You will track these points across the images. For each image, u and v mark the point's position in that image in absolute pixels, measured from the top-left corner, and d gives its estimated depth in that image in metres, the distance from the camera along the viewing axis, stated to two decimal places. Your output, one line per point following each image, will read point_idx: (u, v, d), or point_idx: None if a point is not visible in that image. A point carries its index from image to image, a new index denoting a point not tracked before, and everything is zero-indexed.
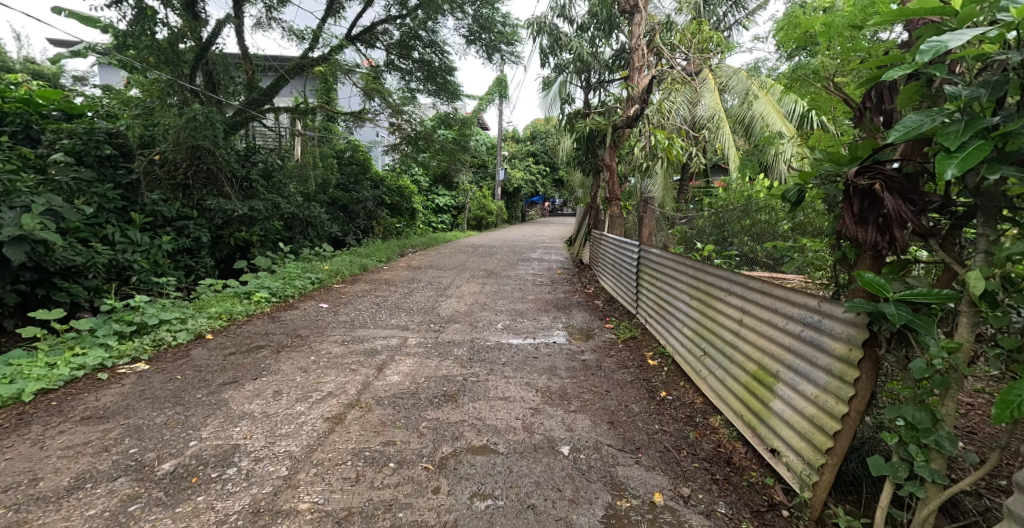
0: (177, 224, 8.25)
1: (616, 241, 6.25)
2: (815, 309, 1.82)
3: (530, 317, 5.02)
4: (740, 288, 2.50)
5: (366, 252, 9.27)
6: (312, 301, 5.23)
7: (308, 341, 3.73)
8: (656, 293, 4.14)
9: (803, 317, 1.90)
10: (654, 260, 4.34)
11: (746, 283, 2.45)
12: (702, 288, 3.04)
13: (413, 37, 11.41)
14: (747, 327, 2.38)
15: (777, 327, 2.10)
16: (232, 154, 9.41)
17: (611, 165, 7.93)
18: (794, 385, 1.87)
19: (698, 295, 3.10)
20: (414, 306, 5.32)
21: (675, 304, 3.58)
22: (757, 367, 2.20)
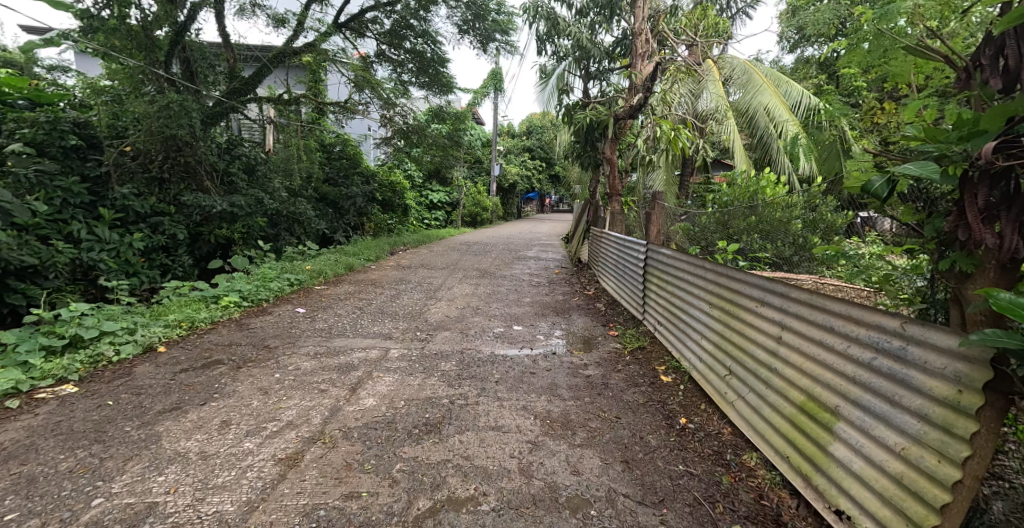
0: (151, 221, 7.78)
1: (618, 241, 5.86)
2: (892, 333, 1.48)
3: (526, 323, 4.62)
4: (774, 297, 2.13)
5: (354, 251, 8.83)
6: (289, 305, 4.81)
7: (277, 353, 3.31)
8: (667, 297, 3.74)
9: (873, 343, 1.56)
10: (663, 262, 3.94)
11: (783, 291, 2.07)
12: (726, 296, 2.66)
13: (405, 27, 10.92)
14: (786, 345, 2.00)
15: (831, 348, 1.74)
16: (212, 147, 8.95)
17: (612, 159, 7.54)
18: (866, 430, 1.53)
19: (721, 304, 2.72)
20: (401, 310, 4.91)
21: (690, 311, 3.20)
22: (803, 396, 1.84)
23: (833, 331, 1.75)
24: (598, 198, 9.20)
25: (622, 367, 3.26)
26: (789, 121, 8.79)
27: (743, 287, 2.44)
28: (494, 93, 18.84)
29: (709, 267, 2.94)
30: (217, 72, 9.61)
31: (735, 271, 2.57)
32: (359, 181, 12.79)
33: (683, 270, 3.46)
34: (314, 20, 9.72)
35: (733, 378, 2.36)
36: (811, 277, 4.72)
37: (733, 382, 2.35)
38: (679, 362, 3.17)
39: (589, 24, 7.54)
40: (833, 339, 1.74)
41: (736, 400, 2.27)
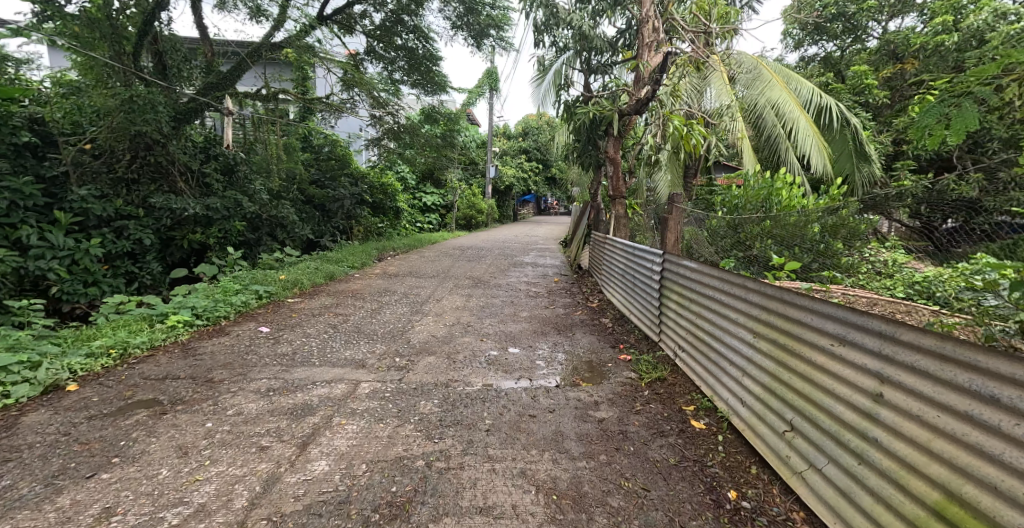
0: (116, 225, 7.15)
1: (625, 247, 5.28)
2: None
3: (523, 345, 4.03)
4: (874, 344, 1.66)
5: (338, 258, 8.23)
6: (251, 323, 4.19)
7: (220, 389, 2.71)
8: (688, 318, 3.23)
9: None
10: (683, 273, 3.40)
11: (892, 337, 1.60)
12: (776, 326, 2.18)
13: (397, 22, 10.38)
14: (897, 411, 1.55)
15: (999, 436, 1.30)
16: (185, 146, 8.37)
17: (616, 158, 7.03)
18: None
19: (768, 334, 2.24)
20: (380, 329, 4.32)
21: (716, 337, 2.73)
22: (942, 495, 1.39)
23: (998, 406, 1.31)
24: (599, 201, 8.66)
25: (643, 408, 2.68)
26: (800, 117, 8.18)
27: (806, 320, 1.99)
28: (489, 93, 18.33)
29: (748, 289, 2.45)
30: (193, 67, 9.02)
31: (790, 298, 2.11)
32: (347, 182, 12.17)
33: (706, 286, 2.97)
34: (296, 12, 9.16)
35: (795, 436, 1.92)
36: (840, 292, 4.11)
37: (796, 443, 1.90)
38: (703, 398, 2.69)
39: (591, 13, 6.93)
40: (1000, 420, 1.30)
41: (806, 469, 1.82)
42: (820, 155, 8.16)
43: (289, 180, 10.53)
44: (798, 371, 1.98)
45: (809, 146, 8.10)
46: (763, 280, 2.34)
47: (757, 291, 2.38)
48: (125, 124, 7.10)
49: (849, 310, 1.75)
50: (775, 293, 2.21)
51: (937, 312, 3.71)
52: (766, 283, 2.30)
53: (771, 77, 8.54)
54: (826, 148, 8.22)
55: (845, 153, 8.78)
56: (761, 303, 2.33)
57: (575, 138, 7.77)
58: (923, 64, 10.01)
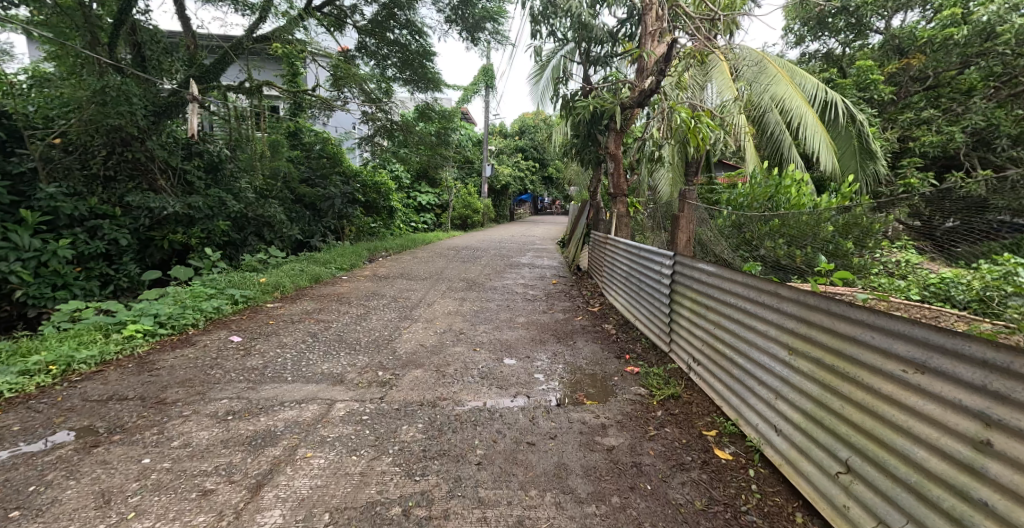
0: (89, 225, 6.76)
1: (629, 247, 4.92)
2: None
3: (521, 355, 3.69)
4: (973, 379, 1.41)
5: (325, 259, 7.86)
6: (221, 331, 3.82)
7: (169, 412, 2.33)
8: (701, 327, 2.92)
9: None
10: (695, 275, 3.08)
11: (1001, 373, 1.35)
12: (822, 345, 1.91)
13: (389, 17, 10.00)
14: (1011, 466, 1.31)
15: None
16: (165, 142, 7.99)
17: (616, 154, 6.71)
18: None
19: (809, 353, 1.97)
20: (363, 339, 3.95)
21: (736, 350, 2.45)
22: None
23: None
24: (598, 200, 8.34)
25: (657, 432, 2.35)
26: (808, 113, 7.83)
27: (865, 342, 1.72)
28: (484, 91, 17.97)
29: (782, 298, 2.17)
30: (175, 59, 8.51)
31: (840, 313, 1.83)
32: (338, 180, 11.78)
33: (725, 292, 2.67)
34: (283, 4, 8.79)
35: (854, 481, 1.67)
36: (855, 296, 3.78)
37: (855, 489, 1.65)
38: (725, 421, 2.40)
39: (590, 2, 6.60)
40: None
41: (872, 523, 1.58)
42: (829, 152, 7.82)
43: (277, 179, 10.15)
44: (856, 402, 1.72)
45: (819, 143, 7.76)
46: (803, 290, 2.06)
47: (793, 302, 2.09)
48: (97, 116, 6.74)
49: (937, 334, 1.48)
50: (819, 307, 1.93)
51: (967, 316, 3.43)
52: (808, 293, 2.02)
53: (775, 72, 8.23)
54: (834, 145, 7.89)
55: (850, 150, 8.45)
56: (800, 316, 2.04)
57: (574, 133, 7.43)
58: (929, 60, 9.72)
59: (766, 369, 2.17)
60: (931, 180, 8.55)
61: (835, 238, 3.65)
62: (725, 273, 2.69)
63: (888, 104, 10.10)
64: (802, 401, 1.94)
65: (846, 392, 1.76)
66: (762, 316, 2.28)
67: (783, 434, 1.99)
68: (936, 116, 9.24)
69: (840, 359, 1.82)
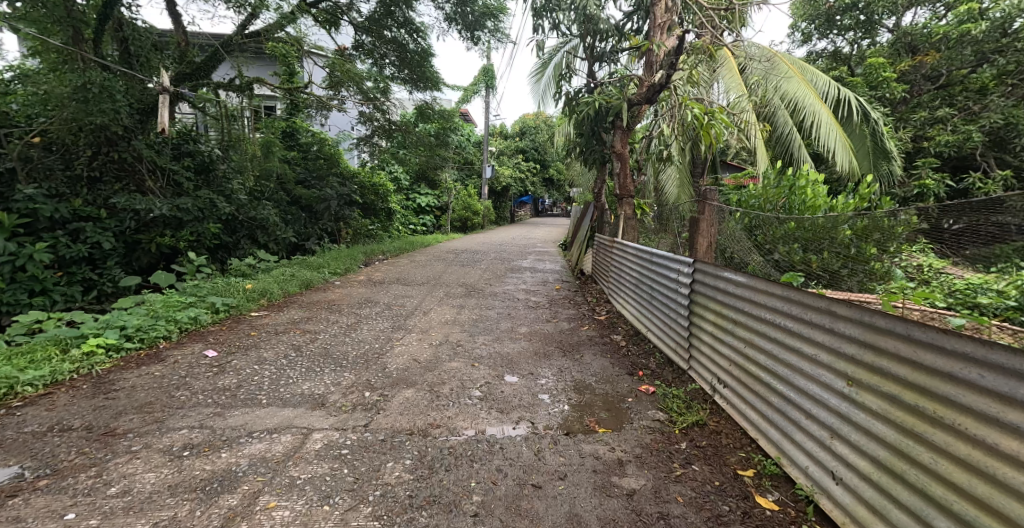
0: (71, 228, 6.43)
1: (638, 251, 4.59)
2: None
3: (524, 371, 3.37)
4: None
5: (317, 263, 7.53)
6: (196, 345, 3.49)
7: (114, 447, 2.00)
8: (728, 344, 2.60)
9: None
10: (720, 283, 2.75)
11: None
12: (898, 378, 1.59)
13: (386, 15, 9.69)
14: None
15: None
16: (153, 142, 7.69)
17: (621, 153, 6.42)
18: None
19: (881, 387, 1.65)
20: (351, 353, 3.62)
21: (777, 376, 2.13)
22: None
23: None
24: (603, 202, 8.02)
25: (684, 471, 2.07)
26: (821, 110, 7.48)
27: (964, 380, 1.40)
28: (484, 91, 17.68)
29: (840, 318, 1.84)
30: (164, 56, 8.16)
31: (925, 342, 1.51)
32: (335, 182, 11.42)
33: (760, 305, 2.35)
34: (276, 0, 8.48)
35: None
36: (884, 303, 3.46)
37: None
38: (766, 460, 2.09)
39: None
40: None
41: None
42: (845, 151, 7.42)
43: (273, 180, 9.86)
44: (956, 455, 1.40)
45: (834, 141, 7.38)
46: (868, 308, 1.74)
47: (856, 324, 1.77)
48: (79, 114, 6.43)
49: None
50: (894, 332, 1.61)
51: (1010, 328, 3.09)
52: (878, 313, 1.69)
53: (785, 69, 7.90)
54: (850, 143, 7.50)
55: (864, 150, 8.06)
56: (867, 342, 1.72)
57: (578, 132, 7.12)
58: (944, 57, 9.37)
59: (821, 402, 1.86)
60: (947, 181, 8.20)
61: (855, 243, 3.31)
62: (759, 284, 2.37)
63: (900, 103, 9.77)
64: (875, 446, 1.63)
65: (940, 441, 1.44)
66: (812, 338, 1.96)
67: (851, 486, 1.68)
68: (951, 115, 8.89)
69: (926, 398, 1.50)
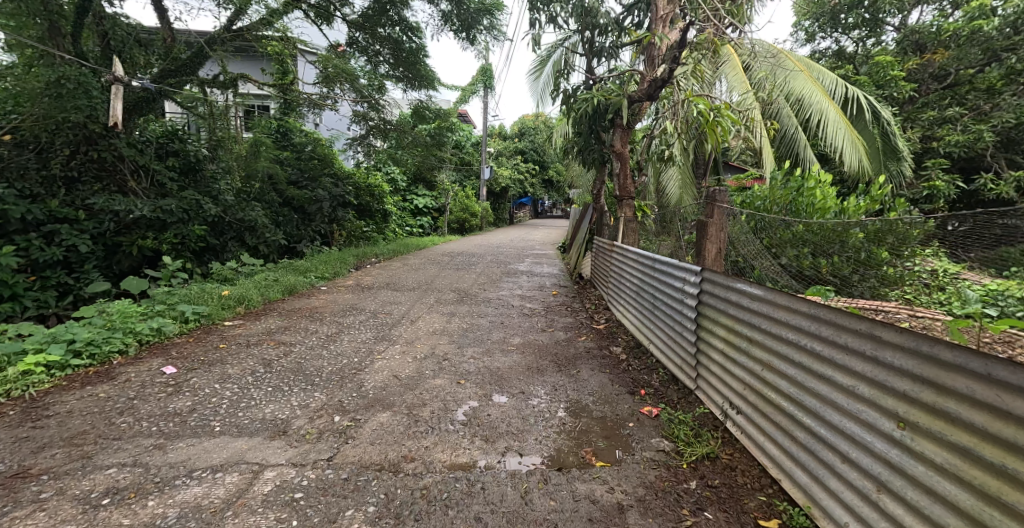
0: (45, 230, 6.00)
1: (639, 256, 4.28)
2: None
3: (514, 390, 3.06)
4: None
5: (304, 267, 7.22)
6: (155, 360, 3.18)
7: (19, 496, 1.77)
8: (739, 363, 2.31)
9: None
10: (729, 293, 2.46)
11: None
12: (973, 425, 1.32)
13: (380, 12, 9.38)
14: None
15: None
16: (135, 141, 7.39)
17: (621, 152, 6.15)
18: None
19: (946, 435, 1.38)
20: (326, 369, 3.30)
21: (804, 407, 1.85)
22: None
23: None
24: (602, 203, 7.72)
25: (696, 521, 1.81)
26: (829, 107, 7.15)
27: None
28: (483, 91, 17.41)
29: (887, 346, 1.57)
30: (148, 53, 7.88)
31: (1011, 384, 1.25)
32: (328, 182, 11.11)
33: (779, 322, 2.06)
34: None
35: None
36: (904, 313, 3.16)
37: None
38: (793, 508, 1.81)
39: None
40: None
41: None
42: (854, 148, 7.07)
43: (263, 180, 9.55)
44: None
45: (842, 139, 7.03)
46: (924, 334, 1.46)
47: (909, 355, 1.50)
48: (53, 112, 6.15)
49: None
50: (965, 369, 1.35)
51: None
52: (940, 343, 1.42)
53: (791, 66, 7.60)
54: (860, 140, 7.14)
55: (874, 150, 7.72)
56: (926, 378, 1.45)
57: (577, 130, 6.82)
58: (954, 55, 9.05)
59: (865, 445, 1.59)
60: (959, 182, 7.89)
61: (870, 247, 3.05)
62: (779, 298, 2.08)
63: (907, 102, 9.48)
64: (941, 507, 1.36)
65: None
66: (850, 368, 1.68)
67: None
68: (962, 114, 8.56)
69: (1014, 458, 1.25)
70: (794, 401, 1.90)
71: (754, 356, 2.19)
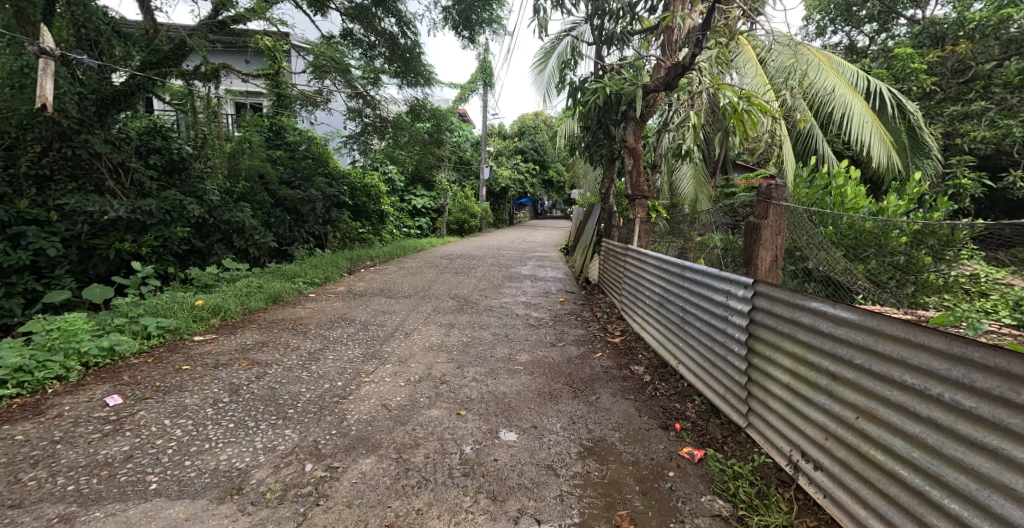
0: (10, 232, 5.36)
1: (661, 262, 3.79)
2: None
3: (524, 424, 2.58)
4: None
5: (291, 272, 6.72)
6: (100, 387, 2.69)
7: None
8: (819, 407, 1.86)
9: None
10: (803, 316, 2.00)
11: None
12: None
13: (376, 4, 8.83)
14: None
15: None
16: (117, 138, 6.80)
17: (633, 148, 5.70)
18: None
19: None
20: (302, 398, 2.79)
21: (950, 487, 1.42)
22: None
23: None
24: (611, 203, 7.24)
25: None
26: (854, 100, 6.62)
27: None
28: (482, 89, 16.92)
29: None
30: None
31: None
32: (323, 182, 10.52)
33: (892, 362, 1.62)
34: None
35: None
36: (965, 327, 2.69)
37: None
38: None
39: None
40: None
41: None
42: (882, 144, 6.58)
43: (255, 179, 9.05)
44: None
45: (870, 134, 6.51)
46: None
47: None
48: (12, 102, 5.62)
49: None
50: None
51: None
52: None
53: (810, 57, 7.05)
54: (887, 135, 6.64)
55: (902, 145, 7.24)
56: None
57: (584, 124, 6.34)
58: (978, 47, 8.46)
59: None
60: (986, 180, 7.34)
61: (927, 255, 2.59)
62: (889, 332, 1.64)
63: (927, 98, 9.00)
64: None
65: None
66: None
67: None
68: (987, 109, 8.00)
69: None
70: (926, 470, 1.48)
71: (846, 401, 1.75)
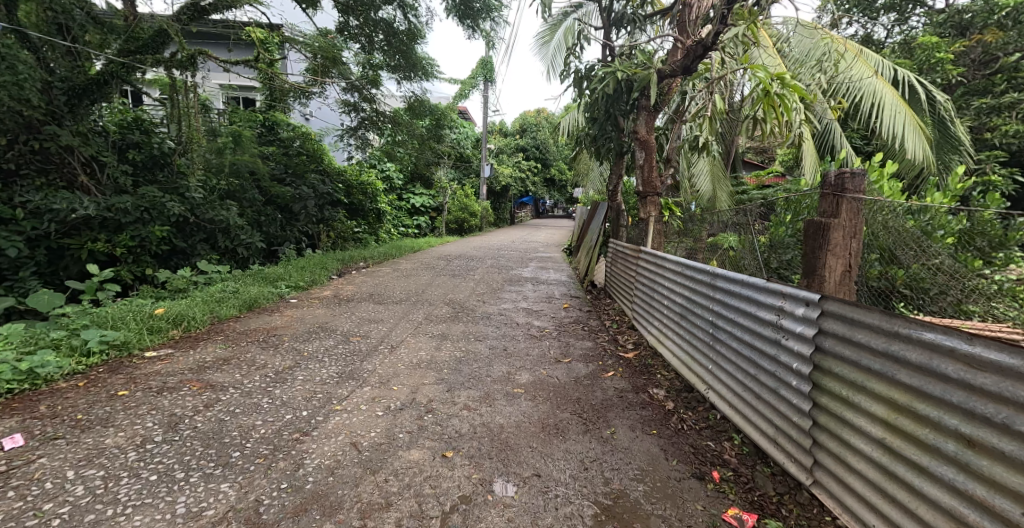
0: None
1: (682, 266, 3.28)
2: None
3: (522, 472, 2.08)
4: None
5: (273, 275, 6.21)
6: (2, 424, 2.20)
7: None
8: (946, 483, 1.35)
9: None
10: (913, 353, 1.47)
11: None
12: None
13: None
14: None
15: None
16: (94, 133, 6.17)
17: (644, 140, 5.17)
18: None
19: None
20: (253, 435, 2.27)
21: None
22: None
23: None
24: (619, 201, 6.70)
25: None
26: (884, 90, 6.19)
27: None
28: (483, 84, 16.38)
29: None
30: None
31: None
32: (315, 178, 9.98)
33: None
34: None
35: None
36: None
37: None
38: None
39: None
40: None
41: None
42: (917, 134, 6.08)
43: (248, 176, 8.53)
44: None
45: (903, 125, 6.02)
46: None
47: None
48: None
49: None
50: None
51: None
52: None
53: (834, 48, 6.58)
54: (920, 126, 6.18)
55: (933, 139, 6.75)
56: None
57: (590, 115, 5.81)
58: (1009, 36, 7.71)
59: None
60: (1017, 176, 6.75)
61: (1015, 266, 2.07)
62: None
63: None
64: None
65: None
66: None
67: None
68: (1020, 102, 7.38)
69: None
70: None
71: (999, 484, 1.25)
